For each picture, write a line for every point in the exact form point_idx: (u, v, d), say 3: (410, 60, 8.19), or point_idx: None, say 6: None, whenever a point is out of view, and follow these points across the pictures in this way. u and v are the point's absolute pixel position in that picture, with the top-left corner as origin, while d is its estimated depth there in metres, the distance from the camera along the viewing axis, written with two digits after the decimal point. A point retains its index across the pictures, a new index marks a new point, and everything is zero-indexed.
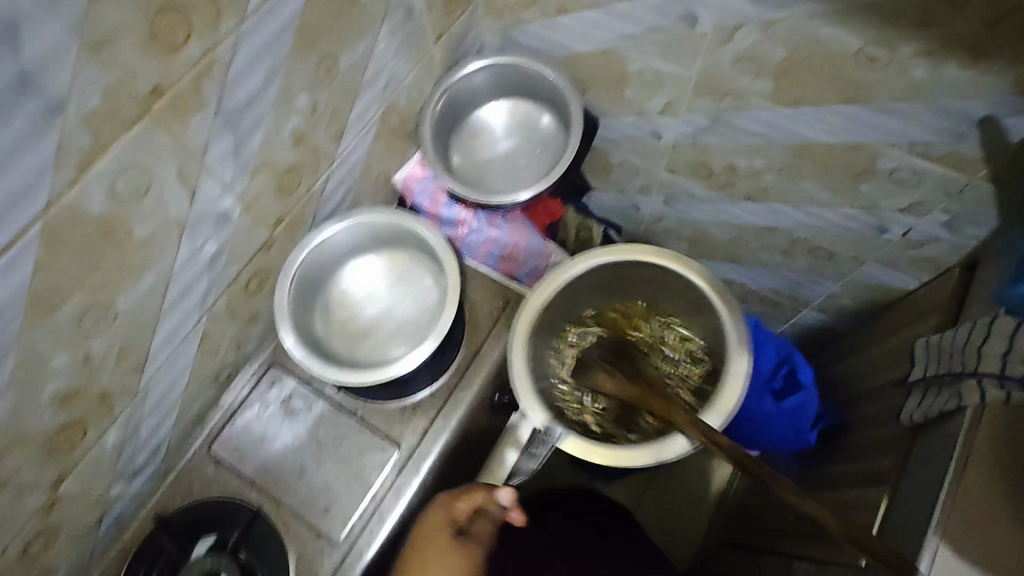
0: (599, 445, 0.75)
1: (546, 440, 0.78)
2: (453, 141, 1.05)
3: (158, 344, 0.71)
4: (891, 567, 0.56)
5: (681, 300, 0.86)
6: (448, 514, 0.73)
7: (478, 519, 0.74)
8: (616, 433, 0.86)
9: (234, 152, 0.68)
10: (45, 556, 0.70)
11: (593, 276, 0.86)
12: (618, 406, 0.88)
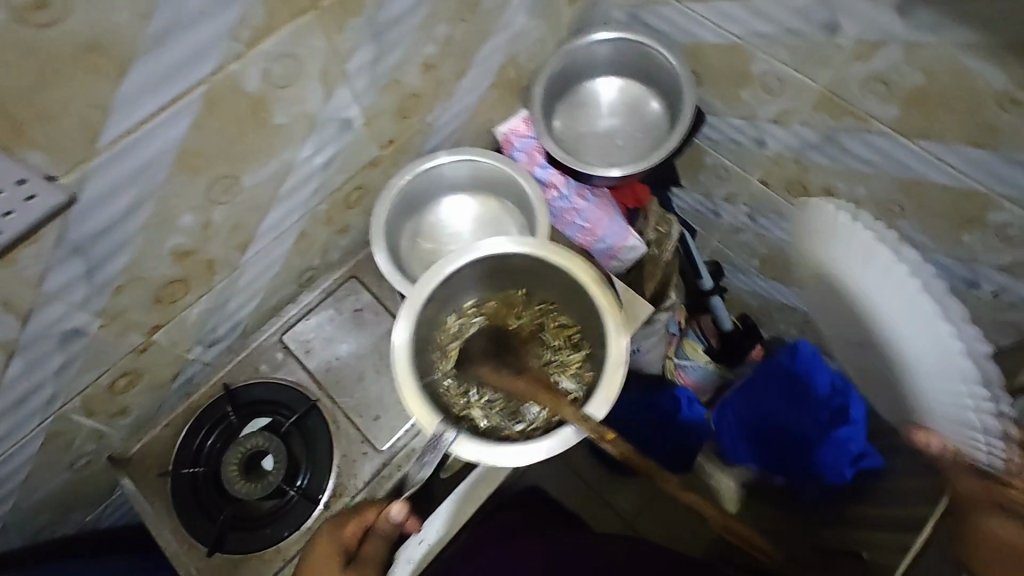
0: (489, 444, 0.69)
1: (437, 448, 0.69)
2: (560, 107, 1.07)
3: (264, 228, 0.76)
4: (742, 542, 0.68)
5: (574, 296, 0.79)
6: (338, 538, 0.69)
7: (368, 541, 0.69)
8: (506, 426, 0.77)
9: (373, 66, 0.71)
10: (127, 392, 0.77)
11: (496, 268, 0.79)
12: (505, 400, 0.79)
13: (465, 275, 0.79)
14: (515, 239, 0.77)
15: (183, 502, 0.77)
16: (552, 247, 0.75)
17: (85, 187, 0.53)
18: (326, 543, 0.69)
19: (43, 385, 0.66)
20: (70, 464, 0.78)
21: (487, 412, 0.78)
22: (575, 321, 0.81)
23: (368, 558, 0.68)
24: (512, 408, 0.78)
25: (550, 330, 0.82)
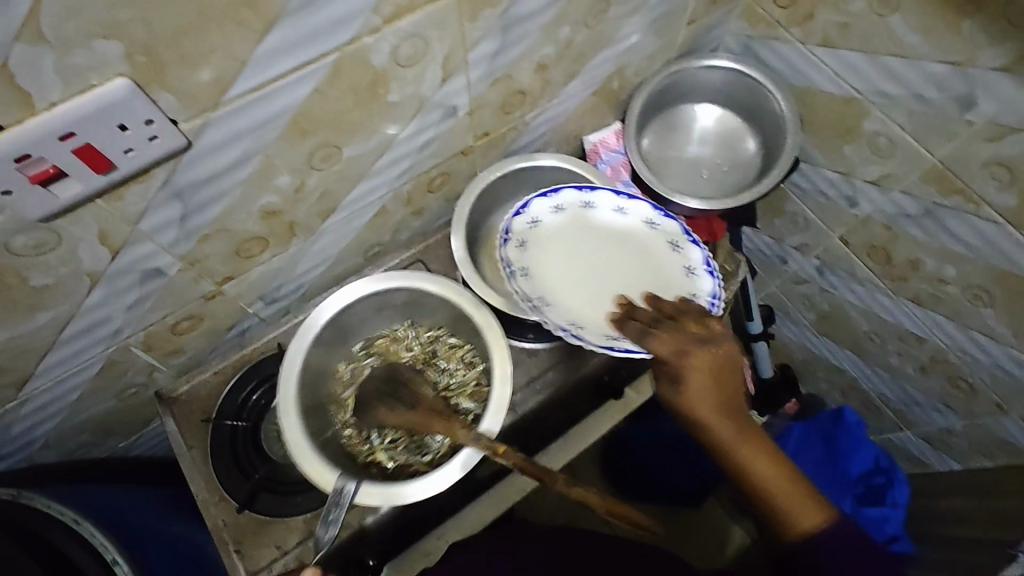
0: (390, 489, 0.67)
1: (342, 504, 0.67)
2: (656, 124, 1.04)
3: (350, 199, 0.75)
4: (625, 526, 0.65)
5: (452, 315, 0.80)
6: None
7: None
8: (415, 462, 0.76)
9: (492, 58, 0.70)
10: (186, 335, 0.77)
11: (395, 304, 0.81)
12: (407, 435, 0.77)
13: (360, 309, 0.79)
14: (387, 275, 0.78)
15: (222, 451, 0.77)
16: (421, 273, 0.78)
17: (201, 136, 0.53)
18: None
19: (113, 316, 0.66)
20: (117, 393, 0.79)
21: (389, 449, 0.77)
22: (462, 338, 0.81)
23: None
24: (415, 444, 0.77)
25: (441, 353, 0.82)
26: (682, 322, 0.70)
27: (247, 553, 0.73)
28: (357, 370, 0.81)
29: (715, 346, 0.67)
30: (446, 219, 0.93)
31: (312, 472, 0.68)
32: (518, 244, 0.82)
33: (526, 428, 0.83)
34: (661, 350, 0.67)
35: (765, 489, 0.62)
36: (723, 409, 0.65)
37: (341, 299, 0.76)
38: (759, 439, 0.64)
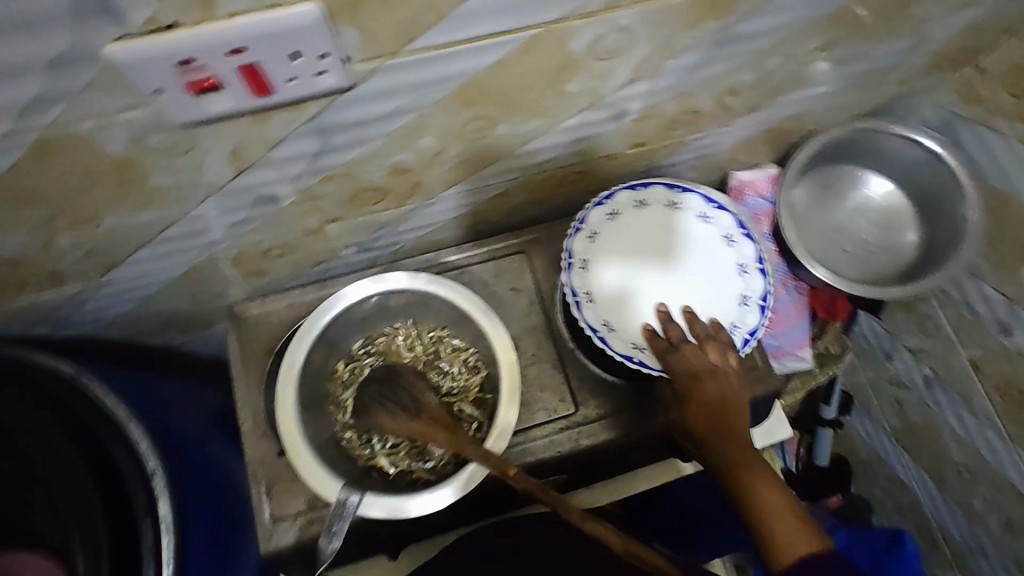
0: (395, 503, 0.63)
1: (343, 516, 0.63)
2: (817, 176, 0.94)
3: (481, 175, 0.69)
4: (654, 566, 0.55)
5: (466, 325, 0.74)
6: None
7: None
8: (413, 470, 0.70)
9: (686, 70, 0.61)
10: (275, 261, 0.74)
11: (404, 300, 0.74)
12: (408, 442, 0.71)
13: (372, 305, 0.74)
14: (410, 274, 0.71)
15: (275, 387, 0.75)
16: (428, 280, 0.71)
17: (367, 80, 0.47)
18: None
19: (215, 228, 0.63)
20: (192, 296, 0.76)
21: (389, 453, 0.71)
22: (468, 340, 0.75)
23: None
24: (415, 451, 0.71)
25: (444, 357, 0.76)
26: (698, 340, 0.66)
27: (275, 496, 0.70)
28: (356, 370, 0.75)
29: (723, 369, 0.64)
30: (562, 216, 0.86)
31: (315, 481, 0.64)
32: (589, 235, 0.75)
33: (582, 461, 0.77)
34: (679, 369, 0.64)
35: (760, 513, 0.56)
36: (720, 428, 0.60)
37: (361, 293, 0.71)
38: (754, 463, 0.59)
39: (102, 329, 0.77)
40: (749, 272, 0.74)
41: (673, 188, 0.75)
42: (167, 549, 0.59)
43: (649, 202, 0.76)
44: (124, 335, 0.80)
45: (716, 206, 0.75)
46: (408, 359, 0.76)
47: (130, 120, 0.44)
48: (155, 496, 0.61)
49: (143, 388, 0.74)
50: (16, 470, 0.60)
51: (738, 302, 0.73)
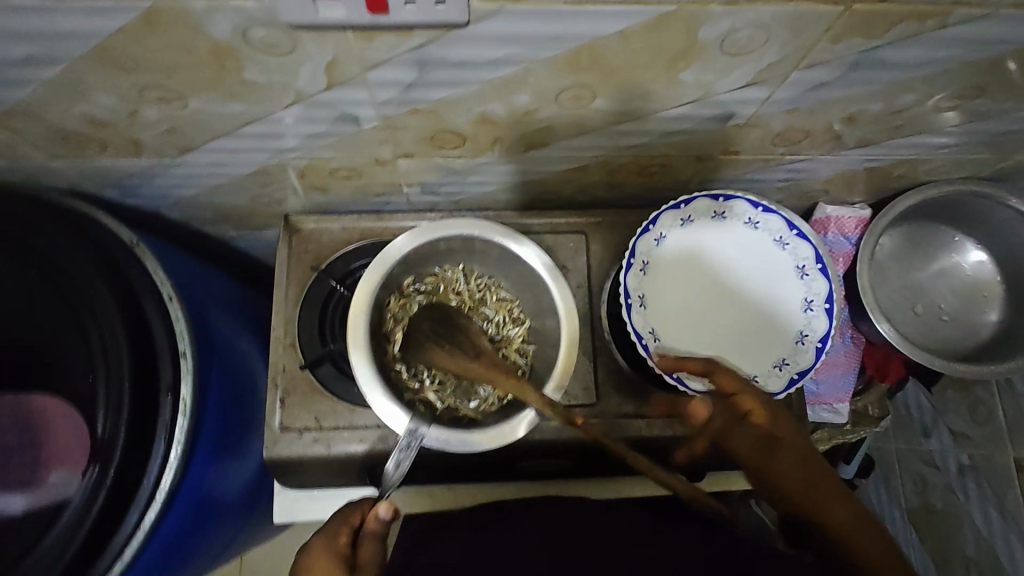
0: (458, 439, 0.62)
1: (411, 450, 0.62)
2: (909, 231, 0.89)
3: (564, 145, 0.67)
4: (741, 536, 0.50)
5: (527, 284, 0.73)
6: (334, 552, 0.60)
7: (361, 544, 0.61)
8: (458, 408, 0.71)
9: (810, 86, 0.57)
10: (339, 181, 0.74)
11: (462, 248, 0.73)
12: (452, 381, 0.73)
13: (436, 247, 0.72)
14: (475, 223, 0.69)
15: (313, 304, 0.76)
16: (494, 227, 0.69)
17: (483, 21, 0.45)
18: (324, 555, 0.60)
19: (292, 136, 0.62)
20: (254, 196, 0.77)
21: (435, 388, 0.72)
22: (515, 292, 0.75)
23: (366, 566, 0.59)
24: (460, 389, 0.72)
25: (489, 304, 0.76)
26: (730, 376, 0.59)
27: (288, 406, 0.72)
28: (405, 306, 0.74)
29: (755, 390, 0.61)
30: (630, 206, 0.83)
31: (385, 411, 0.63)
32: (656, 237, 0.72)
33: (587, 452, 0.76)
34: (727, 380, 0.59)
35: (852, 536, 0.50)
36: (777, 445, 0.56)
37: (432, 232, 0.68)
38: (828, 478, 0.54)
39: (163, 208, 0.79)
40: (814, 310, 0.70)
41: (755, 206, 0.71)
42: (180, 429, 0.60)
43: (728, 213, 0.72)
44: (181, 218, 0.82)
45: (796, 232, 0.70)
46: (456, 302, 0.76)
47: (242, 8, 0.43)
48: (180, 376, 0.62)
49: (189, 272, 0.75)
50: (51, 314, 0.60)
51: (794, 339, 0.70)
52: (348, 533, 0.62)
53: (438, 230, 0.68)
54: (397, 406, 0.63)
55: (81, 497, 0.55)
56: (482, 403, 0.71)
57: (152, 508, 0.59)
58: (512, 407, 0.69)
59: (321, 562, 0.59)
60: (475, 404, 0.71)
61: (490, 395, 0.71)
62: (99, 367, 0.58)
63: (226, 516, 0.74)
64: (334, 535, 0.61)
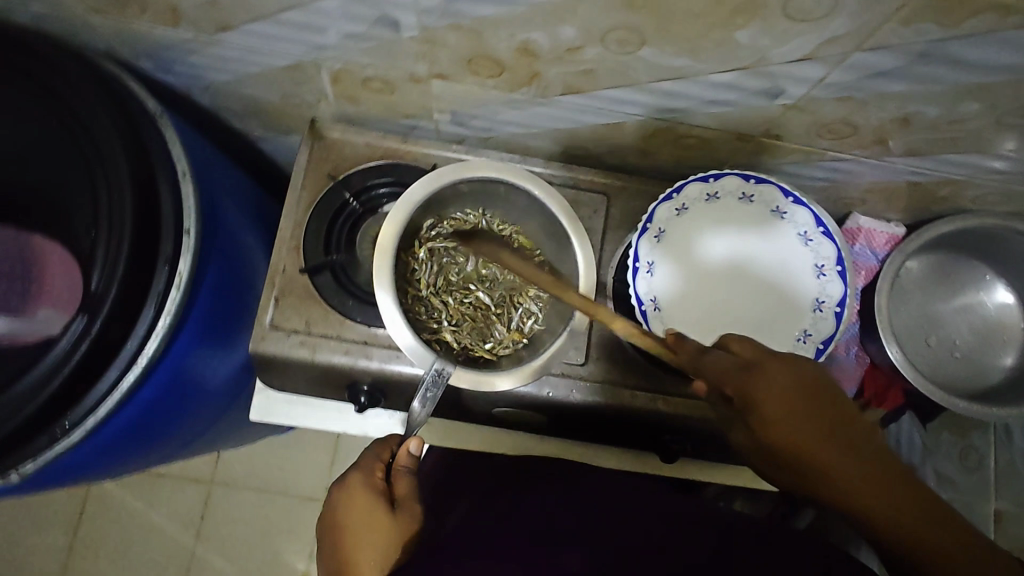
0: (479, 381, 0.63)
1: (440, 384, 0.63)
2: (940, 259, 0.85)
3: (602, 95, 0.64)
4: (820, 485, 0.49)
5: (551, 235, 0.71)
6: (369, 485, 0.60)
7: (396, 479, 0.61)
8: (476, 348, 0.71)
9: (868, 73, 0.54)
10: (371, 94, 0.73)
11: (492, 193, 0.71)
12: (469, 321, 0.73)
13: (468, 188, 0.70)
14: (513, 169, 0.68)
15: (323, 213, 0.75)
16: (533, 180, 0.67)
17: None
18: (360, 488, 0.59)
19: (330, 32, 0.61)
20: (284, 95, 0.77)
21: (453, 329, 0.72)
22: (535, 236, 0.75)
23: (407, 499, 0.60)
24: (477, 330, 0.73)
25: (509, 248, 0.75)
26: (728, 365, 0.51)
27: (281, 306, 0.72)
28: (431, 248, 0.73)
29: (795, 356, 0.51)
30: (659, 177, 0.81)
31: (400, 339, 0.63)
32: (677, 207, 0.70)
33: (565, 411, 0.76)
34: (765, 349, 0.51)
35: (910, 526, 0.47)
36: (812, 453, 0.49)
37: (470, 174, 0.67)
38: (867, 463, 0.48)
39: (194, 91, 0.78)
40: (823, 311, 0.68)
41: (787, 195, 0.68)
42: (171, 302, 0.61)
43: (755, 198, 0.69)
44: (210, 106, 0.82)
45: (822, 230, 0.68)
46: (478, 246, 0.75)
47: None
48: (180, 252, 0.62)
49: (208, 158, 0.75)
50: (66, 165, 0.61)
51: (795, 336, 0.68)
52: (382, 468, 0.62)
53: (481, 171, 0.67)
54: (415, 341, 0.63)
55: (65, 344, 0.56)
56: (499, 346, 0.71)
57: (132, 371, 0.60)
58: (529, 351, 0.70)
59: (358, 495, 0.59)
60: (493, 347, 0.71)
61: (507, 338, 0.72)
62: (102, 225, 0.58)
63: (204, 401, 0.76)
64: (368, 469, 0.61)
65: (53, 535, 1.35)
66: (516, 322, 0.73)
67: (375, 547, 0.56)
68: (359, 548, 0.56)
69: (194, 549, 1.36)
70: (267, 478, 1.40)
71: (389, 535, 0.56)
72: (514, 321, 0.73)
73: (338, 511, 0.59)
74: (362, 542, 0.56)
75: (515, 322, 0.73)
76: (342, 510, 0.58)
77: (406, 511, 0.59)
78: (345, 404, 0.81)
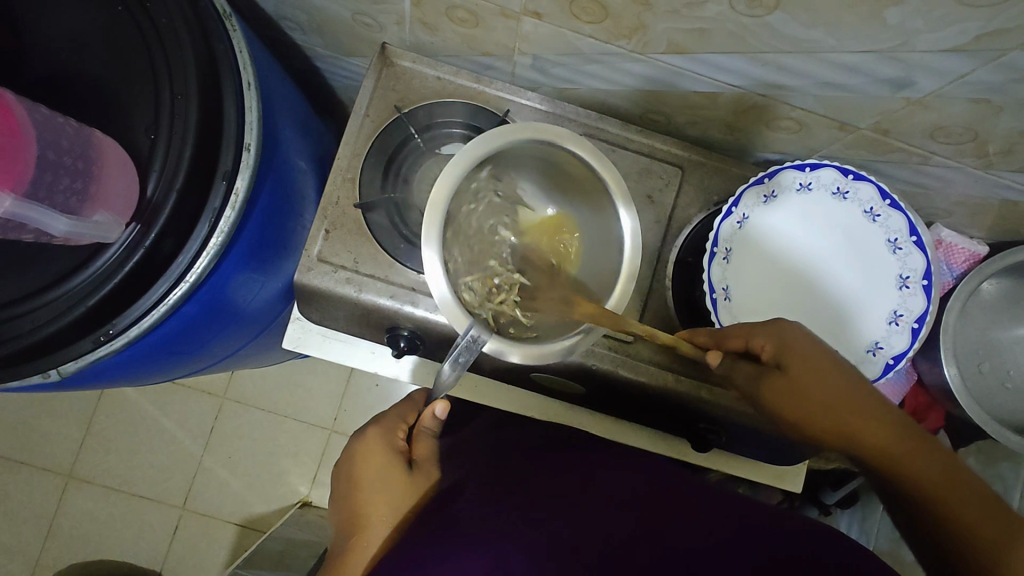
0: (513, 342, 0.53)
1: (473, 351, 0.53)
2: (1016, 285, 0.81)
3: (706, 60, 0.59)
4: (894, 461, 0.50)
5: (602, 234, 0.60)
6: (391, 443, 0.63)
7: (415, 439, 0.65)
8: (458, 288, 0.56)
9: (1018, 76, 0.49)
10: (454, 24, 0.67)
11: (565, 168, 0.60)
12: (469, 244, 0.59)
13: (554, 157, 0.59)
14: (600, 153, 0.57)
15: (383, 148, 0.71)
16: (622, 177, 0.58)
17: None
18: (379, 441, 0.63)
19: None
20: (356, 13, 0.71)
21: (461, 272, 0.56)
22: None
23: (425, 461, 0.64)
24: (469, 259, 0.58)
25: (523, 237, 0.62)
26: (749, 330, 0.56)
27: (331, 239, 0.69)
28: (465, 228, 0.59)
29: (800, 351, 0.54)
30: (739, 156, 0.76)
31: (433, 284, 0.53)
32: (765, 193, 0.65)
33: (603, 386, 0.75)
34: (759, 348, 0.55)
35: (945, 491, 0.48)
36: (895, 433, 0.51)
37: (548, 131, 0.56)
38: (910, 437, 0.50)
39: None
40: (899, 325, 0.62)
41: (884, 197, 0.62)
42: (226, 221, 0.58)
43: (850, 195, 0.64)
44: (273, 13, 0.76)
45: (915, 240, 0.62)
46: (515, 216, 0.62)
47: None
48: (239, 167, 0.59)
49: (268, 70, 0.71)
50: (126, 59, 0.57)
51: (865, 348, 0.63)
52: (404, 430, 0.66)
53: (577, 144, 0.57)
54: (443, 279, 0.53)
55: (115, 254, 0.53)
56: (468, 299, 0.56)
57: (180, 287, 0.57)
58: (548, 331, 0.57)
59: (379, 451, 0.62)
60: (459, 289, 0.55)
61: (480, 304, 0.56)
62: (162, 131, 0.55)
63: (244, 323, 0.75)
64: (390, 428, 0.65)
65: (66, 427, 1.38)
66: (488, 287, 0.57)
67: (387, 502, 0.59)
68: (371, 497, 0.60)
69: (201, 459, 1.39)
70: (279, 400, 1.41)
71: (401, 489, 0.60)
72: (482, 288, 0.57)
73: (357, 461, 0.62)
74: (372, 492, 0.60)
75: (473, 295, 0.56)
76: (360, 460, 0.62)
77: (421, 472, 0.63)
78: (379, 346, 0.80)
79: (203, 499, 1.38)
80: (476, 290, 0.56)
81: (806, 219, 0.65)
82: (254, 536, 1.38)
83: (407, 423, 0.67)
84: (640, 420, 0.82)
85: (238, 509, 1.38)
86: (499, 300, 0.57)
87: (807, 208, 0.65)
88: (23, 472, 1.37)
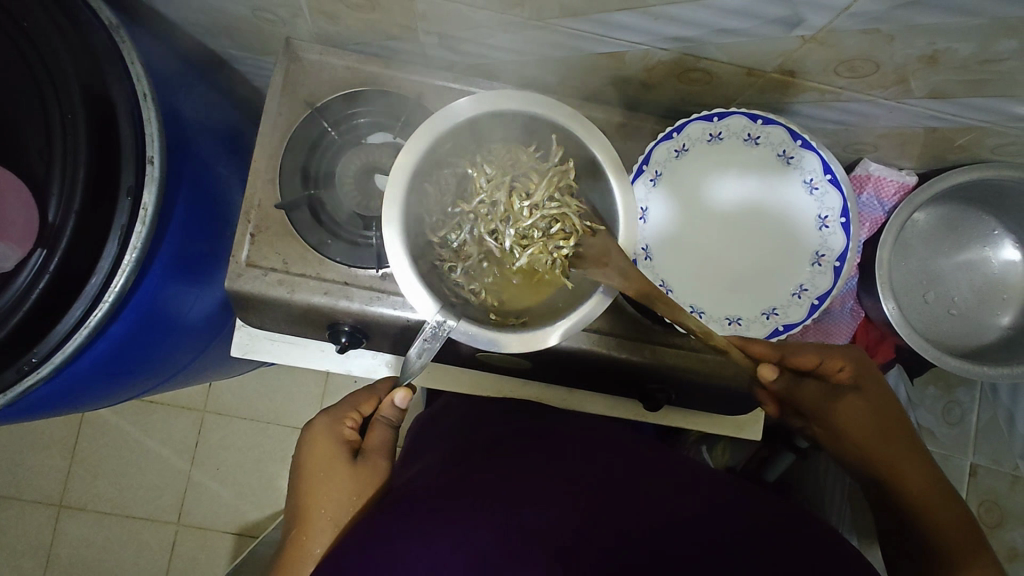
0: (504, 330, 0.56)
1: (438, 337, 0.57)
2: (949, 213, 0.81)
3: (602, 19, 0.58)
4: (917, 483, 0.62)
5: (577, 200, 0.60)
6: (337, 434, 0.65)
7: (372, 429, 0.65)
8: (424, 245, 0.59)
9: (899, 3, 0.48)
10: (353, 10, 0.66)
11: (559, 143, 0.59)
12: (506, 171, 0.60)
13: (545, 128, 0.58)
14: (590, 128, 0.56)
15: (300, 145, 0.71)
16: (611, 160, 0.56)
17: None
18: (326, 433, 0.65)
19: None
20: (255, 10, 0.69)
21: (492, 207, 0.60)
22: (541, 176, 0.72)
23: (374, 450, 0.64)
24: (515, 192, 0.60)
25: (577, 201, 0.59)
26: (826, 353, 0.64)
27: (257, 244, 0.69)
28: (495, 178, 0.60)
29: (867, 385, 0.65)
30: (662, 112, 0.75)
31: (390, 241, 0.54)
32: (676, 148, 0.65)
33: (546, 357, 0.75)
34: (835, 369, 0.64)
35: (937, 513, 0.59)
36: (918, 466, 0.63)
37: (541, 105, 0.56)
38: (926, 472, 0.62)
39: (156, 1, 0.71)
40: (822, 265, 0.64)
41: (794, 138, 0.62)
42: (137, 237, 0.57)
43: (761, 140, 0.64)
44: (176, 19, 0.74)
45: (830, 178, 0.62)
46: (546, 183, 0.59)
47: None
48: (143, 181, 0.57)
49: (175, 78, 0.69)
50: (14, 84, 0.56)
51: (761, 310, 0.65)
52: (354, 420, 0.67)
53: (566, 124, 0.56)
54: (399, 234, 0.54)
55: (25, 278, 0.53)
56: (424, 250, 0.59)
57: (99, 308, 0.57)
58: (535, 311, 0.59)
59: (326, 441, 0.64)
60: (449, 233, 0.61)
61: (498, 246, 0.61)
62: (56, 155, 0.54)
63: (183, 337, 0.74)
64: (338, 419, 0.66)
65: (50, 458, 1.38)
66: (554, 230, 0.59)
67: (331, 493, 0.60)
68: (317, 490, 0.60)
69: (190, 474, 1.40)
70: (258, 407, 1.42)
71: (346, 480, 0.61)
72: (548, 225, 0.59)
73: (305, 455, 0.63)
74: (318, 483, 0.61)
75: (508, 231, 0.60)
76: (308, 453, 0.63)
77: (370, 462, 0.63)
78: (327, 343, 0.80)
79: (197, 513, 1.39)
80: (535, 228, 0.59)
81: (733, 172, 0.66)
82: (252, 542, 1.40)
83: (362, 413, 0.68)
84: (592, 387, 0.82)
85: (232, 519, 1.39)
86: (558, 247, 0.59)
87: (733, 160, 0.66)
88: (14, 507, 1.37)
